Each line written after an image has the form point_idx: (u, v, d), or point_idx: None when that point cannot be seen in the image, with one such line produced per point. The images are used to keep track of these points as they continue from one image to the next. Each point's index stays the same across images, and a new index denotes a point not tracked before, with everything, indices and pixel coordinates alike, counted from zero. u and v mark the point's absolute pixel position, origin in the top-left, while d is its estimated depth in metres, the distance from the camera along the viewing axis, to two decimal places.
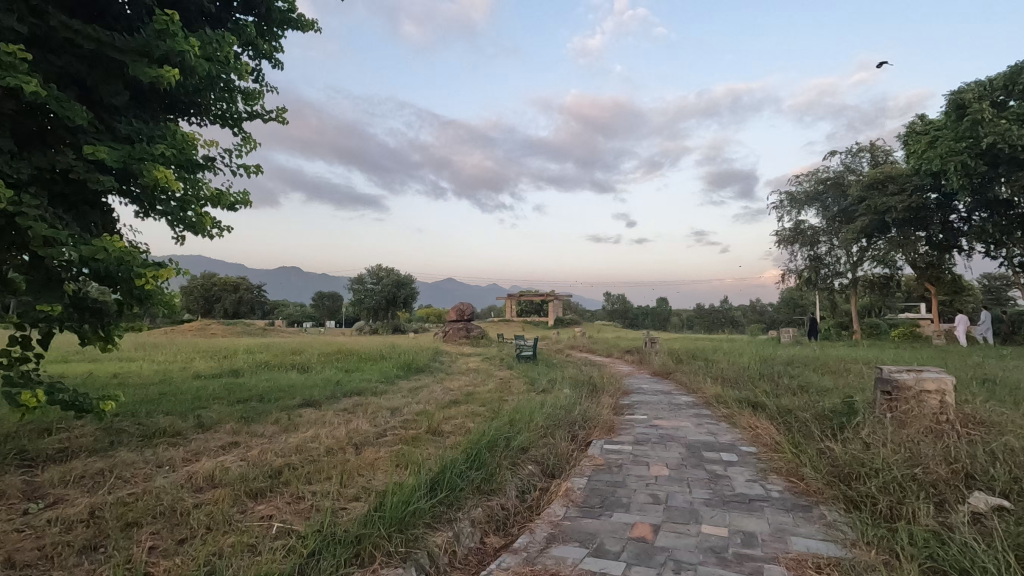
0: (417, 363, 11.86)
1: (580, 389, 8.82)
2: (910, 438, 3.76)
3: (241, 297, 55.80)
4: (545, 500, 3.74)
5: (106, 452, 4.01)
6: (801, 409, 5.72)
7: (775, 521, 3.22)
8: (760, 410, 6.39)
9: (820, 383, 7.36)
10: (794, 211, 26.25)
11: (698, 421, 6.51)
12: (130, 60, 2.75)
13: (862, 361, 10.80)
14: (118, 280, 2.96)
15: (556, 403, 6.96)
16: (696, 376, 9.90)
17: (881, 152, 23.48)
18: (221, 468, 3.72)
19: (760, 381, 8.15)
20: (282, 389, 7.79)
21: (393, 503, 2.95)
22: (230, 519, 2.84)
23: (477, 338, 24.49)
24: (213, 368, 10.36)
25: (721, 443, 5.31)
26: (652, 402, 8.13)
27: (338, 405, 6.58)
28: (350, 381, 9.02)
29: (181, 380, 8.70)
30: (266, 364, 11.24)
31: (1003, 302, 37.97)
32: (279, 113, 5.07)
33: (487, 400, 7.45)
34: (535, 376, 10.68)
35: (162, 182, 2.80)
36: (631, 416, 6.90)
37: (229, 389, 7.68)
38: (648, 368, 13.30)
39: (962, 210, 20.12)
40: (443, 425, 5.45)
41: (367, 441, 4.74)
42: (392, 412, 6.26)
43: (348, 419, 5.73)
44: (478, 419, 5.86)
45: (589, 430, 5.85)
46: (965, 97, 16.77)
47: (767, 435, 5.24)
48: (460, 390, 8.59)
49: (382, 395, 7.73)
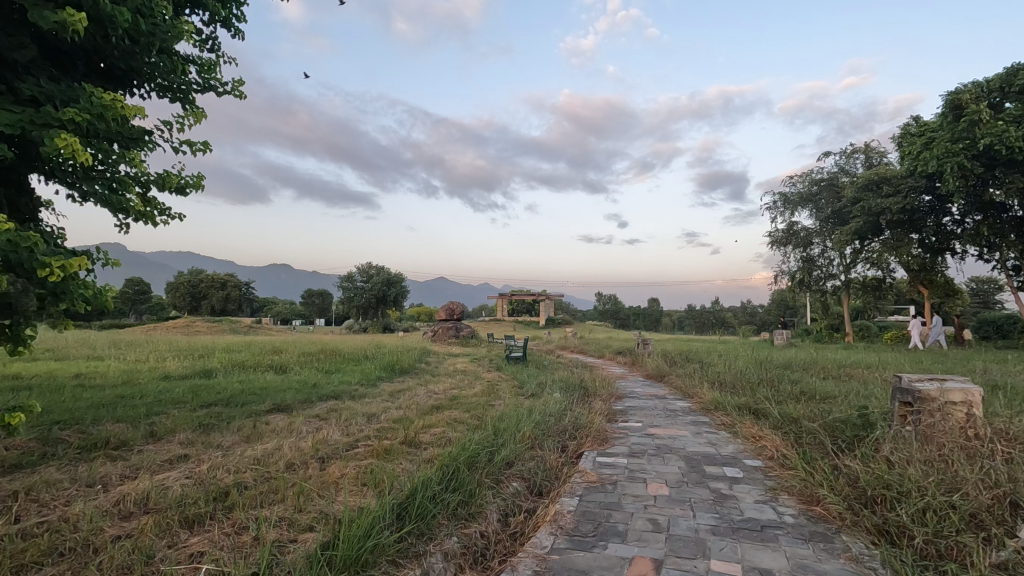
0: (401, 365, 11.37)
1: (571, 393, 8.41)
2: (940, 458, 3.35)
3: (229, 295, 54.86)
4: (531, 526, 3.29)
5: (31, 468, 3.53)
6: (808, 419, 5.32)
7: (793, 555, 2.79)
8: (763, 419, 5.99)
9: (823, 389, 6.98)
10: (787, 212, 26.04)
11: (696, 430, 6.10)
12: (31, 4, 2.30)
13: (860, 365, 10.49)
14: (20, 271, 2.51)
15: (546, 409, 6.51)
16: (691, 380, 9.53)
17: (875, 154, 23.28)
18: (159, 489, 3.25)
19: (758, 386, 7.78)
20: (253, 392, 7.29)
21: (348, 537, 2.48)
22: (149, 557, 2.39)
23: (466, 338, 23.99)
24: (185, 368, 9.81)
25: (722, 456, 4.90)
26: (647, 408, 7.72)
27: (311, 411, 6.09)
28: (328, 384, 8.53)
29: (147, 381, 8.17)
30: (241, 365, 10.73)
31: (990, 305, 38.17)
32: (236, 84, 4.59)
33: (472, 405, 7.01)
34: (524, 378, 10.28)
35: (68, 153, 2.36)
36: (625, 423, 6.48)
37: (197, 392, 7.17)
38: (641, 371, 12.94)
39: (956, 213, 19.96)
40: (422, 435, 4.99)
41: (335, 453, 4.28)
42: (369, 420, 5.79)
43: (319, 427, 5.25)
44: (461, 428, 5.41)
45: (580, 440, 5.42)
46: (963, 98, 16.52)
47: (772, 448, 4.84)
48: (445, 394, 8.13)
49: (361, 399, 7.27)
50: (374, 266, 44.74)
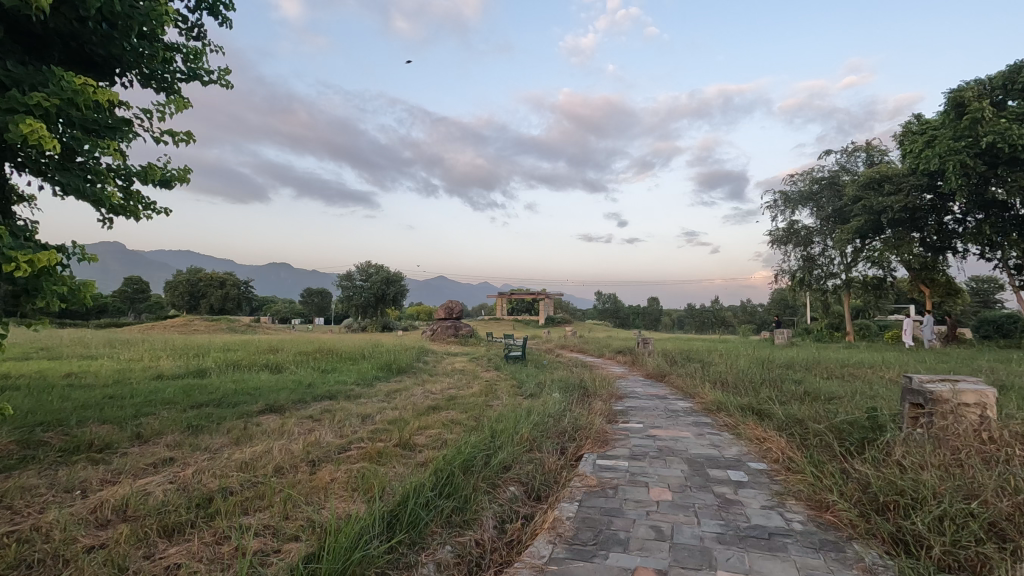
0: (399, 364, 11.24)
1: (571, 393, 8.28)
2: (955, 463, 3.22)
3: (227, 293, 54.61)
4: (528, 533, 3.14)
5: (7, 473, 3.38)
6: (814, 421, 5.19)
7: (804, 566, 2.65)
8: (767, 421, 5.86)
9: (827, 390, 6.85)
10: (788, 211, 25.90)
11: (698, 431, 5.96)
12: None
13: (863, 365, 10.37)
14: None
15: (545, 410, 6.38)
16: (692, 380, 9.40)
17: (876, 152, 23.14)
18: (140, 495, 3.11)
19: (761, 386, 7.65)
20: (246, 393, 7.14)
21: (334, 549, 2.34)
22: (122, 570, 2.24)
23: (465, 336, 23.86)
24: (179, 368, 9.68)
25: (726, 459, 4.76)
26: (647, 408, 7.59)
27: (304, 412, 5.95)
28: (323, 384, 8.40)
29: (140, 380, 8.03)
30: (236, 364, 10.59)
31: (991, 304, 38.06)
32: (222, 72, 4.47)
33: (470, 406, 6.87)
34: (523, 378, 10.14)
35: (34, 140, 2.23)
36: (625, 424, 6.34)
37: (189, 392, 7.03)
38: (642, 370, 12.81)
39: (958, 212, 19.83)
40: (417, 437, 4.85)
41: (327, 456, 4.14)
42: (363, 421, 5.65)
43: (312, 429, 5.11)
44: (458, 429, 5.27)
45: (580, 441, 5.28)
46: (965, 95, 16.40)
47: (777, 450, 4.71)
48: (442, 394, 7.99)
49: (356, 399, 7.13)
50: (373, 265, 44.64)
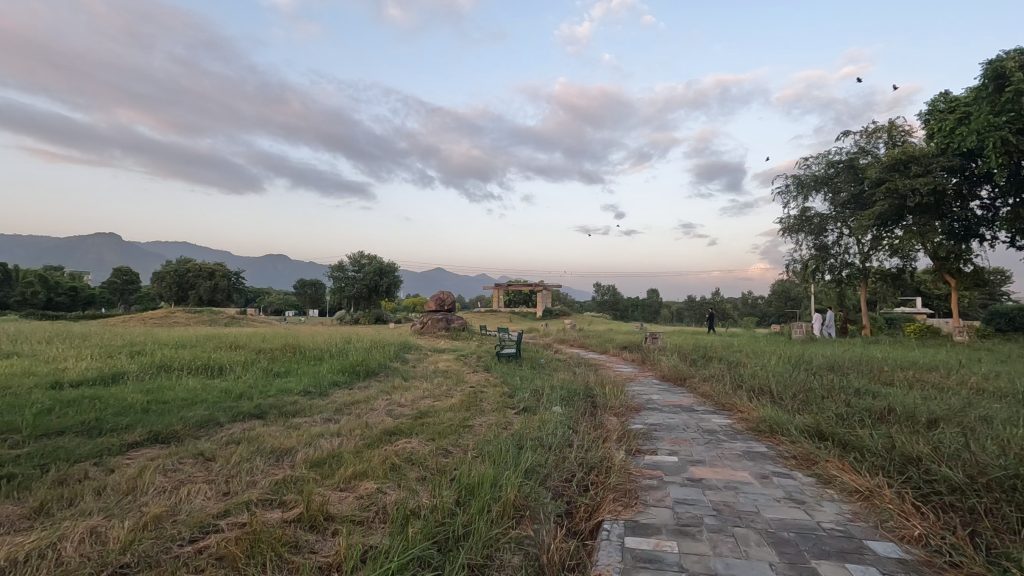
0: (367, 365, 9.41)
1: (574, 406, 6.53)
2: None
3: (217, 284, 52.05)
4: None
5: None
6: (951, 469, 3.43)
7: None
8: (859, 459, 4.10)
9: (916, 407, 5.11)
10: (801, 196, 24.05)
11: (761, 472, 4.18)
12: None
13: (918, 367, 8.61)
14: None
15: (541, 439, 4.57)
16: (722, 386, 7.66)
17: (898, 132, 21.25)
18: None
19: (823, 401, 5.84)
20: (144, 409, 5.32)
21: None
22: None
23: (457, 330, 22.05)
24: (90, 372, 7.74)
25: (834, 536, 2.97)
26: (674, 428, 5.82)
27: (197, 445, 4.14)
28: (260, 395, 6.55)
29: (20, 389, 6.24)
30: (169, 366, 8.66)
31: (998, 297, 36.57)
32: None
33: (440, 429, 5.06)
34: (516, 382, 8.39)
35: None
36: (655, 459, 4.54)
37: (63, 408, 5.23)
38: (653, 371, 11.05)
39: (987, 197, 18.15)
40: (337, 497, 3.07)
41: (160, 555, 2.34)
42: (276, 462, 3.84)
43: (183, 481, 3.32)
44: (410, 477, 3.50)
45: (595, 498, 3.49)
46: (1007, 65, 14.46)
47: (917, 525, 2.95)
48: (411, 408, 6.21)
49: (291, 418, 5.35)
50: (365, 255, 42.71)
